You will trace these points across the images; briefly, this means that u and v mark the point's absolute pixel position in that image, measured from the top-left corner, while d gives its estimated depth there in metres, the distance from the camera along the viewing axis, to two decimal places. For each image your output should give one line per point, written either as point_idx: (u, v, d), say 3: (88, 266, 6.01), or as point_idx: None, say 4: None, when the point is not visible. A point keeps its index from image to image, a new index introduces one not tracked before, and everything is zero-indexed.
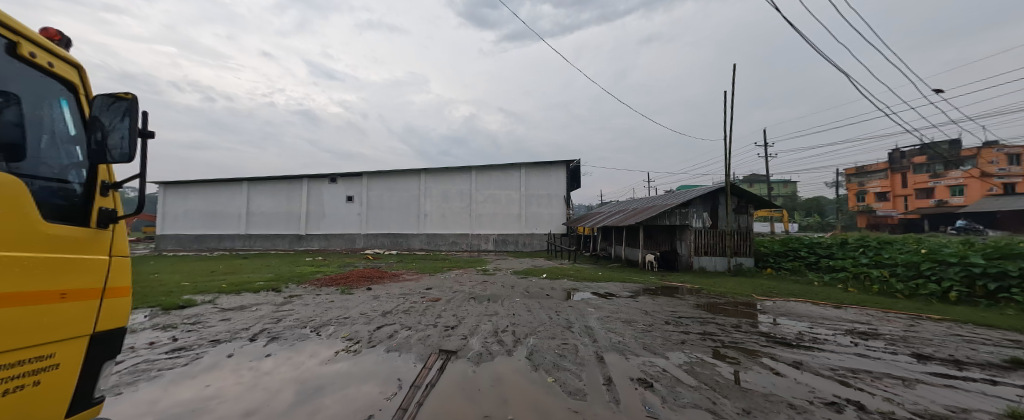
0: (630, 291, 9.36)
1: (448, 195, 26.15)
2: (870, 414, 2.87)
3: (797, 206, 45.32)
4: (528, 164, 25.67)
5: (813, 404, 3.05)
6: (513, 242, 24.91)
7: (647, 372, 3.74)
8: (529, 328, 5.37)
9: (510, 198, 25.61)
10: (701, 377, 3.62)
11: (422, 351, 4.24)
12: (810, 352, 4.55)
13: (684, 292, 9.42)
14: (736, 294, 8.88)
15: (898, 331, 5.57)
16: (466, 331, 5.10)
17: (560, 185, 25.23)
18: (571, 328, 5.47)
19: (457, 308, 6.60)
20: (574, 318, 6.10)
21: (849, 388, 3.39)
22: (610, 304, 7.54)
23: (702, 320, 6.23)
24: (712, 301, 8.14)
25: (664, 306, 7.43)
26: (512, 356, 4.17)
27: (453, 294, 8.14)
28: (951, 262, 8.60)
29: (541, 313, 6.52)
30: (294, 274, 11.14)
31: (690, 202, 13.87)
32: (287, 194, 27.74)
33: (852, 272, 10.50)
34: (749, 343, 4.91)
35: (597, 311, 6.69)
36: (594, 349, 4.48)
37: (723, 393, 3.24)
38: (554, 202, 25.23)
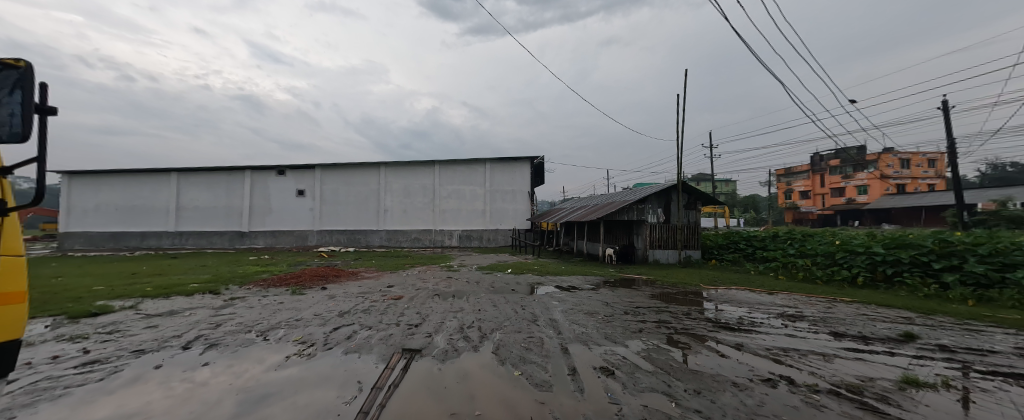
0: (591, 284, 9.72)
1: (410, 190, 25.32)
2: (798, 387, 3.25)
3: (737, 203, 49.90)
4: (493, 159, 25.61)
5: (752, 381, 3.38)
6: (477, 237, 24.80)
7: (609, 361, 3.92)
8: (495, 324, 5.37)
9: (475, 194, 25.40)
10: (658, 362, 3.87)
11: (383, 351, 4.07)
12: (750, 334, 5.03)
13: (641, 284, 9.97)
14: (686, 284, 9.62)
15: (818, 313, 6.35)
16: (431, 329, 4.97)
17: (524, 181, 25.46)
18: (536, 321, 5.57)
19: (420, 306, 6.43)
20: (540, 312, 6.21)
21: (780, 365, 3.82)
22: (573, 297, 7.81)
23: (657, 309, 6.64)
24: (665, 291, 8.71)
25: (623, 297, 7.84)
26: (479, 351, 4.15)
27: (417, 291, 7.94)
28: (859, 252, 9.96)
29: (507, 307, 6.56)
30: (235, 275, 10.18)
31: (646, 199, 14.79)
32: (227, 187, 25.18)
33: (782, 262, 11.82)
34: (698, 329, 5.33)
35: (561, 304, 6.89)
36: (558, 341, 4.61)
37: (677, 376, 3.48)
38: (519, 198, 25.47)
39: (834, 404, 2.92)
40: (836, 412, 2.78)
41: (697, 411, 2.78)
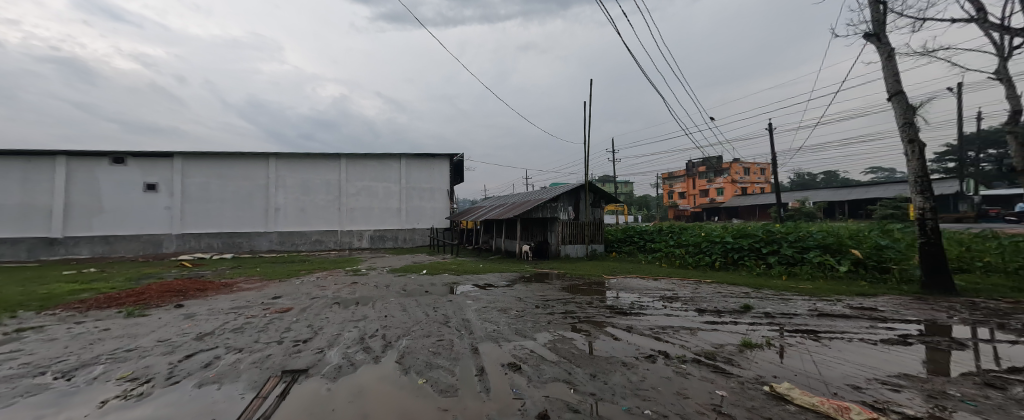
0: (507, 281, 9.92)
1: (310, 186, 22.31)
2: (671, 359, 3.78)
3: (633, 201, 57.22)
4: (409, 154, 24.26)
5: (638, 359, 3.82)
6: (391, 238, 23.20)
7: (516, 356, 3.98)
8: (402, 330, 4.98)
9: (389, 191, 23.67)
10: (561, 352, 4.08)
11: (256, 377, 3.39)
12: (638, 317, 5.72)
13: (552, 278, 10.56)
14: (590, 276, 10.57)
15: (689, 293, 7.61)
16: (323, 343, 4.35)
17: (443, 179, 24.77)
18: (447, 323, 5.38)
19: (313, 318, 5.61)
20: (452, 313, 6.02)
21: (660, 341, 4.41)
22: (488, 294, 7.82)
23: (565, 300, 7.09)
24: (573, 283, 9.39)
25: (536, 291, 8.17)
26: (380, 362, 3.78)
27: (311, 301, 6.93)
28: (717, 241, 12.34)
29: (417, 311, 6.19)
30: (34, 297, 7.45)
31: (558, 197, 15.89)
32: (24, 178, 18.53)
33: (664, 251, 13.93)
34: (598, 316, 5.84)
35: (475, 303, 6.83)
36: (468, 341, 4.51)
37: (577, 363, 3.71)
38: (437, 196, 24.63)
39: (695, 371, 3.47)
40: (698, 377, 3.29)
41: (592, 394, 2.98)
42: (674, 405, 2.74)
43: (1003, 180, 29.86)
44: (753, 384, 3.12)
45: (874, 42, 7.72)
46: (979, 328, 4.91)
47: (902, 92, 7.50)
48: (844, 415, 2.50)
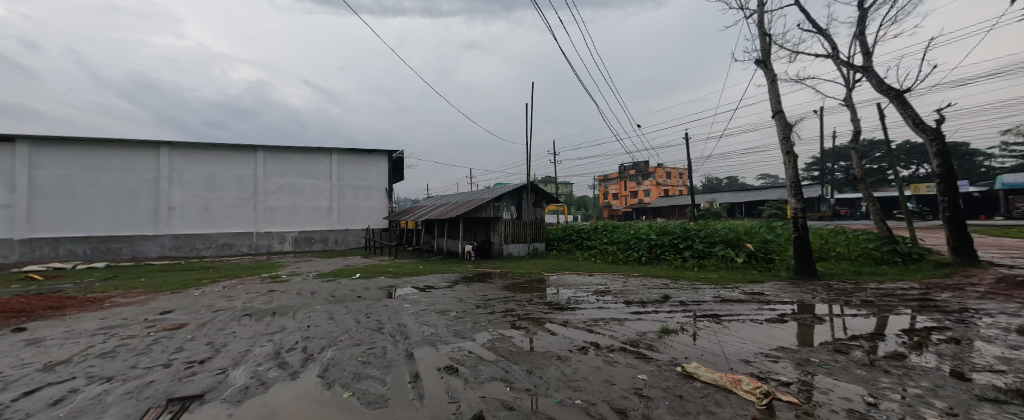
0: (448, 282, 9.69)
1: (217, 181, 19.35)
2: (602, 350, 4.02)
3: (572, 201, 60.32)
4: (342, 149, 22.41)
5: (572, 351, 3.99)
6: (320, 240, 21.18)
7: (454, 358, 3.88)
8: (327, 340, 4.55)
9: (317, 189, 21.57)
10: (499, 351, 4.09)
11: (130, 410, 2.79)
12: (573, 311, 6.01)
13: (494, 277, 10.59)
14: (531, 273, 10.84)
15: (619, 287, 8.23)
16: (226, 362, 3.76)
17: (380, 176, 23.35)
18: (381, 329, 5.05)
19: (216, 333, 4.84)
20: (387, 318, 5.67)
21: (592, 333, 4.68)
22: (427, 297, 7.54)
23: (505, 299, 7.15)
24: (514, 282, 9.51)
25: (477, 291, 8.12)
26: (298, 378, 3.38)
27: (214, 314, 5.98)
28: (644, 238, 13.55)
29: (347, 318, 5.71)
30: None
31: (501, 197, 16.07)
32: None
33: (599, 248, 14.89)
34: (537, 312, 6.00)
35: (413, 306, 6.54)
36: (403, 347, 4.27)
37: (514, 360, 3.74)
38: (374, 195, 23.13)
39: (622, 358, 3.73)
40: (624, 364, 3.55)
41: (527, 390, 3.03)
42: (602, 393, 2.91)
43: (848, 187, 37.92)
44: (669, 366, 3.46)
45: (764, 68, 9.15)
46: (832, 305, 6.11)
47: (782, 112, 9.02)
48: (737, 386, 2.90)
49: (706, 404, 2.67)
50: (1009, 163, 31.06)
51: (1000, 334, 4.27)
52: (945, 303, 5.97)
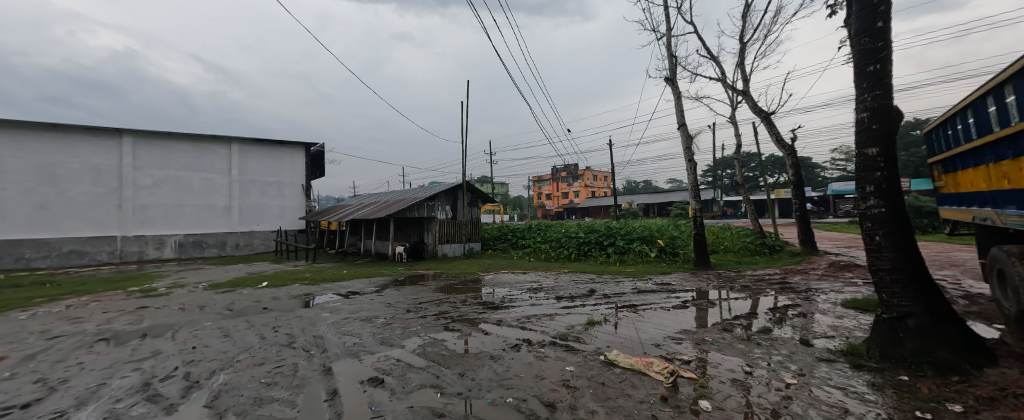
0: (375, 286, 9.03)
1: (61, 173, 15.28)
2: (533, 346, 4.13)
3: (508, 201, 61.46)
4: (246, 139, 19.43)
5: (505, 350, 4.02)
6: (216, 244, 18.03)
7: (380, 368, 3.60)
8: (220, 362, 3.84)
9: (213, 184, 18.34)
10: (430, 356, 3.91)
11: None
12: (507, 310, 6.08)
13: (427, 279, 10.21)
14: (466, 274, 10.69)
15: (551, 283, 8.59)
16: (65, 404, 2.92)
17: (296, 171, 20.80)
18: (293, 344, 4.46)
19: (51, 367, 3.74)
20: (300, 330, 5.03)
21: (525, 330, 4.78)
22: (351, 304, 6.91)
23: (438, 302, 6.91)
24: (448, 283, 9.28)
25: (408, 295, 7.70)
26: (176, 411, 2.78)
27: (50, 342, 4.62)
28: (573, 236, 14.39)
29: (248, 334, 4.92)
30: None
31: (435, 196, 15.57)
32: None
33: (533, 247, 15.38)
34: (470, 313, 5.92)
35: (333, 315, 5.92)
36: (319, 362, 3.82)
37: (446, 364, 3.62)
38: (288, 192, 20.49)
39: (552, 352, 3.88)
40: (553, 358, 3.69)
41: (459, 393, 2.94)
42: (532, 388, 2.98)
43: (733, 191, 45.59)
44: (594, 356, 3.69)
45: (671, 86, 10.45)
46: (722, 290, 7.24)
47: (686, 125, 10.39)
48: (649, 368, 3.23)
49: (624, 388, 2.92)
50: (835, 175, 40.74)
51: (830, 307, 5.54)
52: (798, 285, 7.51)
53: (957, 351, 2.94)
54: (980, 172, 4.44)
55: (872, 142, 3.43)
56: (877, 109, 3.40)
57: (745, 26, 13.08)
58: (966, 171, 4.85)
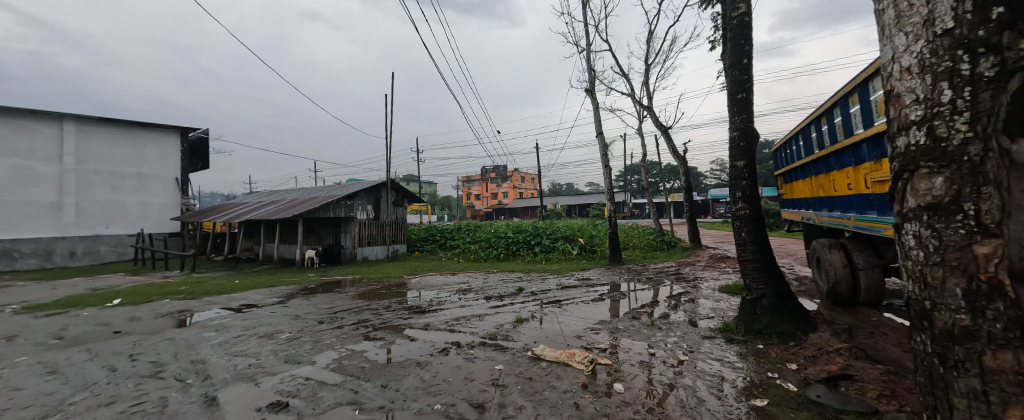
0: (278, 297, 7.85)
1: None
2: (462, 348, 4.06)
3: (436, 201, 59.68)
4: (90, 118, 15.18)
5: (432, 355, 3.86)
6: (36, 253, 13.69)
7: (284, 391, 3.12)
8: (38, 410, 2.88)
9: (33, 174, 13.92)
10: (347, 370, 3.54)
11: None
12: (435, 313, 5.88)
13: (344, 285, 9.28)
14: (390, 278, 10.03)
15: (480, 284, 8.58)
16: None
17: (168, 162, 16.98)
18: (160, 373, 3.60)
19: None
20: (171, 356, 4.09)
21: (453, 333, 4.68)
22: (245, 318, 5.89)
23: (357, 309, 6.33)
24: (369, 289, 8.57)
25: (321, 304, 6.89)
26: None
27: None
28: (503, 236, 14.64)
29: (90, 367, 3.81)
30: None
31: (355, 195, 14.28)
32: None
33: (462, 247, 15.19)
34: (395, 319, 5.56)
35: (220, 334, 4.97)
36: (199, 392, 3.15)
37: (365, 377, 3.31)
38: (155, 187, 16.59)
39: (481, 353, 3.87)
40: (482, 358, 3.68)
41: (381, 407, 2.72)
42: (461, 391, 2.92)
43: (640, 194, 51.78)
44: (522, 352, 3.80)
45: (591, 97, 11.37)
46: (632, 283, 8.15)
47: (603, 134, 11.43)
48: (572, 359, 3.44)
49: (549, 381, 3.05)
50: (714, 183, 49.36)
51: (711, 292, 6.66)
52: (688, 275, 8.88)
53: (793, 321, 3.81)
54: (807, 183, 5.83)
55: (740, 156, 4.22)
56: (743, 130, 4.21)
57: (650, 51, 14.98)
58: (798, 182, 6.32)
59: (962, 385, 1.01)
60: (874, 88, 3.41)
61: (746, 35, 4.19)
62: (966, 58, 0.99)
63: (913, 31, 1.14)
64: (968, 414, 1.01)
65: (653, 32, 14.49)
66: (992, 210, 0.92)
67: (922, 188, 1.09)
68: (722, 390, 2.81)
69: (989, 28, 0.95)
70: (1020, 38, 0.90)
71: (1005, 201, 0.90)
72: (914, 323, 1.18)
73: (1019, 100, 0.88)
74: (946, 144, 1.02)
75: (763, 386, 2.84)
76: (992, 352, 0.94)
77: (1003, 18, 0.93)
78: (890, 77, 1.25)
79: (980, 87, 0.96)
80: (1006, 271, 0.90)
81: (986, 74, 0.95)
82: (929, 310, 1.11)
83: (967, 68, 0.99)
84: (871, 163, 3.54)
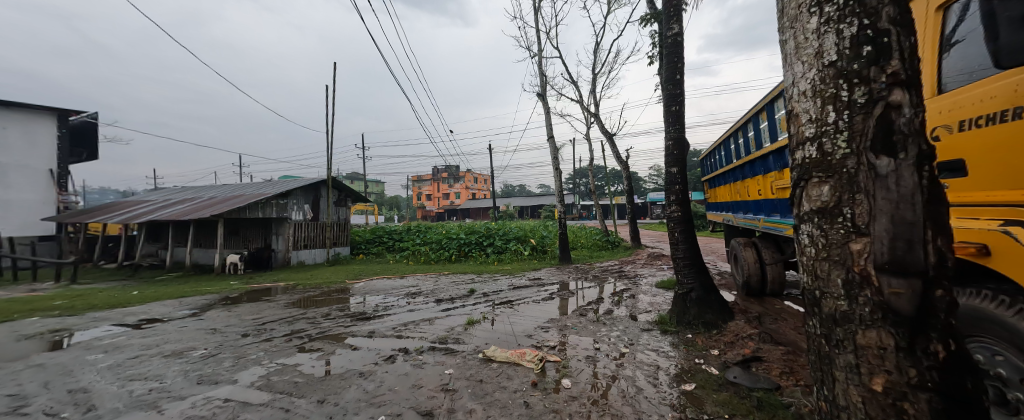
0: (191, 308, 6.82)
1: None
2: (410, 354, 3.89)
3: (383, 201, 56.73)
4: None
5: (377, 364, 3.64)
6: None
7: (196, 416, 2.71)
8: None
9: None
10: (278, 386, 3.19)
11: None
12: (381, 319, 5.57)
13: (275, 293, 8.37)
14: (330, 283, 9.29)
15: (430, 286, 8.33)
16: None
17: (39, 149, 13.91)
18: (22, 408, 2.91)
19: None
20: (39, 386, 3.33)
21: (400, 339, 4.47)
22: (146, 335, 5.03)
23: (291, 319, 5.76)
24: (305, 296, 7.84)
25: (246, 315, 6.14)
26: None
27: None
28: (455, 238, 14.38)
29: None
30: None
31: (289, 193, 13.00)
32: None
33: (411, 249, 14.60)
34: (335, 328, 5.15)
35: (111, 356, 4.17)
36: None
37: (298, 394, 3.01)
38: (19, 180, 13.48)
39: (430, 358, 3.75)
40: (431, 363, 3.56)
41: None
42: (408, 400, 2.79)
43: (587, 197, 54.53)
44: (473, 355, 3.76)
45: (542, 101, 11.70)
46: (579, 281, 8.54)
47: (553, 138, 11.82)
48: (522, 358, 3.49)
49: (500, 381, 3.06)
50: (652, 187, 53.77)
51: (649, 288, 7.23)
52: (630, 272, 9.53)
53: (715, 311, 4.29)
54: (726, 189, 6.63)
55: (674, 163, 4.64)
56: (676, 139, 4.64)
57: (597, 62, 15.90)
58: (720, 188, 7.14)
59: (843, 359, 1.22)
60: (778, 107, 3.99)
61: (678, 54, 4.63)
62: (845, 87, 1.20)
63: (807, 61, 1.35)
64: (845, 384, 1.21)
65: (599, 44, 15.39)
66: (862, 214, 1.12)
67: (813, 194, 1.29)
68: (657, 378, 3.06)
69: (862, 63, 1.16)
70: (881, 73, 1.11)
71: (871, 207, 1.10)
72: (805, 309, 1.40)
73: (881, 124, 1.09)
74: (830, 158, 1.23)
75: (691, 372, 3.15)
76: (862, 330, 1.14)
77: (870, 56, 1.14)
78: (790, 99, 1.46)
79: (853, 111, 1.17)
80: (871, 263, 1.11)
81: (859, 100, 1.15)
82: (818, 297, 1.32)
83: (845, 96, 1.20)
84: (776, 171, 4.14)
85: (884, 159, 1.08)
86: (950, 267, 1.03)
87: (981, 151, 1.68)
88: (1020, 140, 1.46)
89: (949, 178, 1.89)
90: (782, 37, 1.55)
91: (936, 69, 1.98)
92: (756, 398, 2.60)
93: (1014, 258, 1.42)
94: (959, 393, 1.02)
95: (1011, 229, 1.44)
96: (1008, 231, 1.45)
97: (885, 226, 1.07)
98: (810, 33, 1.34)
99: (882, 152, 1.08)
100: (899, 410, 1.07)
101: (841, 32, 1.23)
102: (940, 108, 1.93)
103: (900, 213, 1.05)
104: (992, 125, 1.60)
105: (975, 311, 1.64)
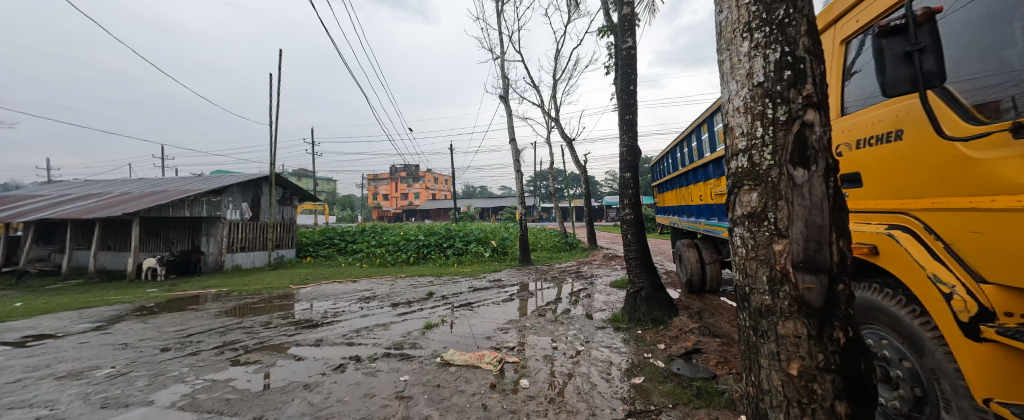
0: (95, 321, 5.86)
1: None
2: (362, 362, 3.69)
3: (335, 201, 53.26)
4: None
5: (324, 374, 3.40)
6: None
7: None
8: None
9: None
10: (206, 405, 2.86)
11: None
12: (331, 325, 5.23)
13: (204, 301, 7.45)
14: (271, 288, 8.52)
15: (384, 290, 7.96)
16: None
17: None
18: None
19: None
20: None
21: (351, 346, 4.21)
22: (33, 354, 4.23)
23: (223, 330, 5.17)
24: (241, 303, 7.07)
25: (167, 326, 5.43)
26: None
27: None
28: (413, 239, 13.90)
29: None
30: None
31: (223, 190, 11.72)
32: None
33: (365, 251, 13.86)
34: (276, 338, 4.71)
35: None
36: None
37: (230, 412, 2.70)
38: None
39: (384, 365, 3.58)
40: (385, 371, 3.40)
41: None
42: (359, 410, 2.64)
43: (548, 200, 56.05)
44: (431, 359, 3.65)
45: (504, 104, 11.75)
46: (538, 282, 8.67)
47: (514, 140, 11.94)
48: (481, 361, 3.47)
49: (458, 385, 3.01)
50: (608, 191, 56.45)
51: (604, 288, 7.55)
52: (586, 273, 9.85)
53: (663, 308, 4.59)
54: (673, 194, 7.15)
55: (628, 168, 4.90)
56: (629, 146, 4.91)
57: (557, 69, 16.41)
58: (668, 193, 7.67)
59: (767, 347, 1.36)
60: (717, 120, 4.40)
61: (631, 66, 4.91)
62: (770, 105, 1.35)
63: (740, 79, 1.50)
64: (770, 371, 1.35)
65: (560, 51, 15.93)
66: (783, 218, 1.27)
67: (744, 200, 1.42)
68: (610, 373, 3.20)
69: (783, 85, 1.32)
70: (798, 95, 1.28)
71: (790, 212, 1.25)
72: (737, 304, 1.54)
73: (798, 140, 1.25)
74: (758, 168, 1.37)
75: (640, 366, 3.35)
76: (782, 321, 1.29)
77: (790, 79, 1.30)
78: (727, 113, 1.59)
79: (777, 127, 1.32)
80: (789, 262, 1.26)
81: (781, 118, 1.31)
82: (747, 292, 1.46)
83: (771, 113, 1.34)
84: (715, 179, 4.55)
85: (800, 170, 1.23)
86: (848, 264, 1.21)
87: (873, 167, 1.97)
88: (905, 158, 1.73)
89: (849, 188, 2.20)
90: (719, 57, 1.70)
91: (840, 95, 2.29)
92: (696, 387, 2.83)
93: (897, 257, 1.69)
94: (855, 372, 1.19)
95: (894, 233, 1.71)
96: (892, 233, 1.72)
97: (801, 229, 1.23)
98: (742, 56, 1.49)
99: (799, 163, 1.24)
100: (811, 390, 1.21)
101: (768, 56, 1.38)
102: (842, 128, 2.25)
103: (812, 218, 1.20)
104: (881, 144, 1.89)
105: (869, 302, 1.92)
